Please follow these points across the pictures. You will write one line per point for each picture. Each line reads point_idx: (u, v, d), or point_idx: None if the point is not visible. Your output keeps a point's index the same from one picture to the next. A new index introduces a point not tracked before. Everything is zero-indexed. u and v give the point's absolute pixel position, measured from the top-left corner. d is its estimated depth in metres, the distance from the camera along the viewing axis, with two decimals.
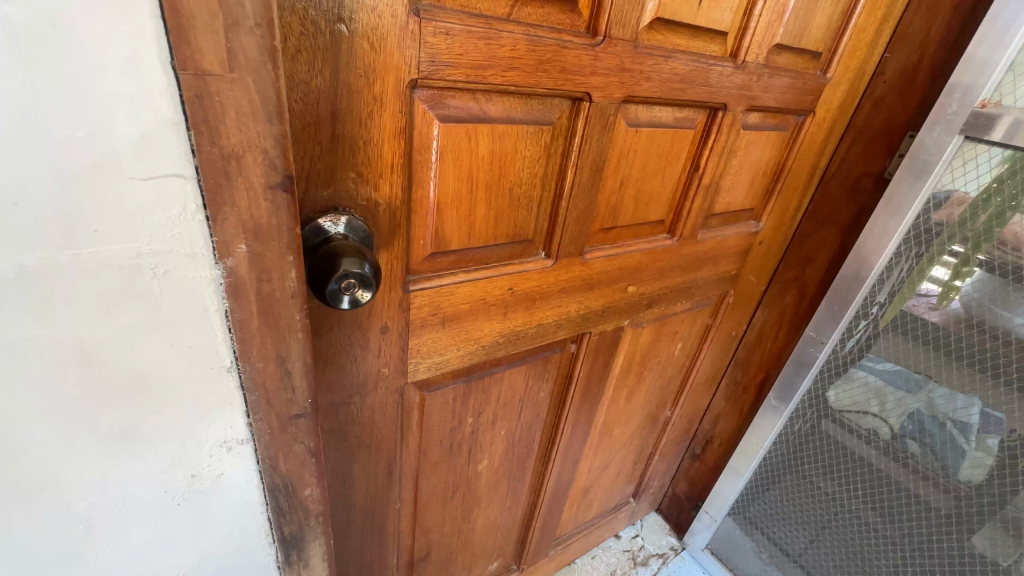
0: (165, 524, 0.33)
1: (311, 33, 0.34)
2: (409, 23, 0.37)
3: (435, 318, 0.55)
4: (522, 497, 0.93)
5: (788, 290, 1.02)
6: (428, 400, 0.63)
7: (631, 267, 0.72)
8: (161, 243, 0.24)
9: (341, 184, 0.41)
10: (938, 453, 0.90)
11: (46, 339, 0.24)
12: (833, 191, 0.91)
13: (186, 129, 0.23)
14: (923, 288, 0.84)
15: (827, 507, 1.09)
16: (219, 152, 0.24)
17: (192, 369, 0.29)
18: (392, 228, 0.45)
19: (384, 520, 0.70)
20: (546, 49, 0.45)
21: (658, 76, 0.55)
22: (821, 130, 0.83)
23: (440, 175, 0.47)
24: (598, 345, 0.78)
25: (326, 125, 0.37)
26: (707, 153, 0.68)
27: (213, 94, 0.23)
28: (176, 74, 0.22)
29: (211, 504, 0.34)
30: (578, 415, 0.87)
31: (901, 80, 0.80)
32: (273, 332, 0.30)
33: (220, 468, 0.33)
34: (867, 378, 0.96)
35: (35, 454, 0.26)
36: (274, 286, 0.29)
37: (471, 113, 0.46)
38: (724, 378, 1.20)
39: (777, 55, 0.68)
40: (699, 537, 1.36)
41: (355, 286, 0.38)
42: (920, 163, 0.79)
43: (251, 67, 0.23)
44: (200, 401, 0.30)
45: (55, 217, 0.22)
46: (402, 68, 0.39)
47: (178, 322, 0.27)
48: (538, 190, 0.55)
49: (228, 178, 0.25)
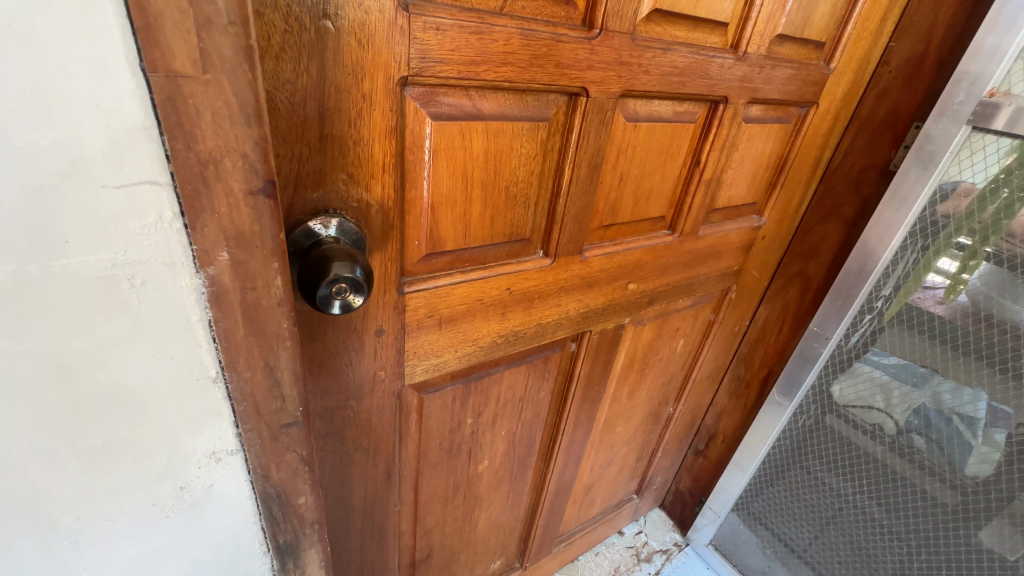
0: (155, 537, 0.32)
1: (295, 30, 0.33)
2: (397, 18, 0.36)
3: (432, 319, 0.54)
4: (525, 496, 0.93)
5: (791, 284, 1.01)
6: (426, 402, 0.62)
7: (631, 264, 0.70)
8: (138, 252, 0.24)
9: (331, 186, 0.40)
10: (945, 448, 0.89)
11: (21, 354, 0.23)
12: (837, 183, 0.90)
13: (160, 134, 0.22)
14: (929, 281, 0.82)
15: (832, 502, 1.08)
16: (195, 157, 0.23)
17: (176, 381, 0.28)
18: (385, 229, 0.45)
19: (385, 522, 0.69)
20: (541, 43, 0.44)
21: (657, 69, 0.54)
22: (825, 122, 0.82)
23: (433, 174, 0.46)
24: (599, 343, 0.77)
25: (314, 125, 0.36)
26: (708, 147, 0.67)
27: (186, 97, 0.22)
28: (146, 77, 0.21)
29: (202, 516, 0.33)
30: (579, 413, 0.86)
31: (907, 70, 0.78)
32: (260, 340, 0.30)
33: (210, 479, 0.32)
34: (872, 373, 0.95)
35: (15, 472, 0.25)
36: (259, 294, 0.28)
37: (465, 110, 0.45)
38: (727, 374, 1.19)
39: (779, 46, 0.66)
40: (703, 533, 1.36)
41: (346, 291, 0.37)
42: (926, 154, 0.77)
43: (227, 68, 0.22)
44: (186, 413, 0.29)
45: (23, 229, 0.21)
46: (391, 66, 0.37)
47: (158, 333, 0.26)
48: (535, 188, 0.54)
49: (207, 184, 0.24)
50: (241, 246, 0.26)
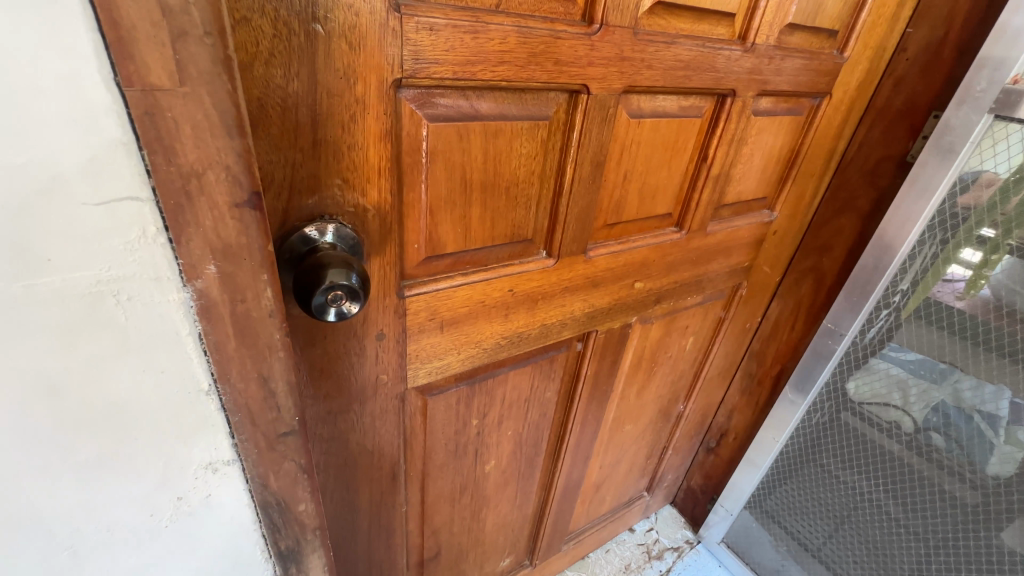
0: (154, 547, 0.32)
1: (284, 35, 0.32)
2: (389, 20, 0.35)
3: (433, 322, 0.53)
4: (532, 495, 0.92)
5: (804, 280, 0.99)
6: (430, 404, 0.62)
7: (637, 263, 0.69)
8: (122, 268, 0.23)
9: (326, 191, 0.39)
10: (965, 447, 0.87)
11: (10, 372, 0.23)
12: (852, 176, 0.87)
13: (139, 148, 0.22)
14: (948, 274, 0.80)
15: (848, 500, 1.06)
16: (177, 170, 0.23)
17: (169, 394, 0.28)
18: (383, 234, 0.44)
19: (391, 523, 0.69)
20: (539, 40, 0.43)
21: (661, 64, 0.52)
22: (839, 112, 0.79)
23: (431, 176, 0.45)
24: (606, 343, 0.76)
25: (307, 131, 0.36)
26: (715, 141, 0.65)
27: (165, 110, 0.21)
28: (122, 90, 0.20)
29: (201, 525, 0.33)
30: (587, 413, 0.85)
31: (925, 57, 0.75)
32: (252, 352, 0.29)
33: (208, 489, 0.32)
34: (889, 369, 0.92)
35: (9, 487, 0.25)
36: (250, 306, 0.28)
37: (462, 111, 0.44)
38: (739, 371, 1.17)
39: (789, 35, 0.64)
40: (715, 531, 1.34)
41: (342, 298, 0.37)
42: (946, 144, 0.74)
43: (204, 79, 0.21)
44: (181, 425, 0.29)
45: (5, 248, 0.21)
46: (384, 68, 0.37)
47: (148, 347, 0.26)
48: (536, 188, 0.53)
49: (190, 198, 0.23)
50: (230, 259, 0.26)
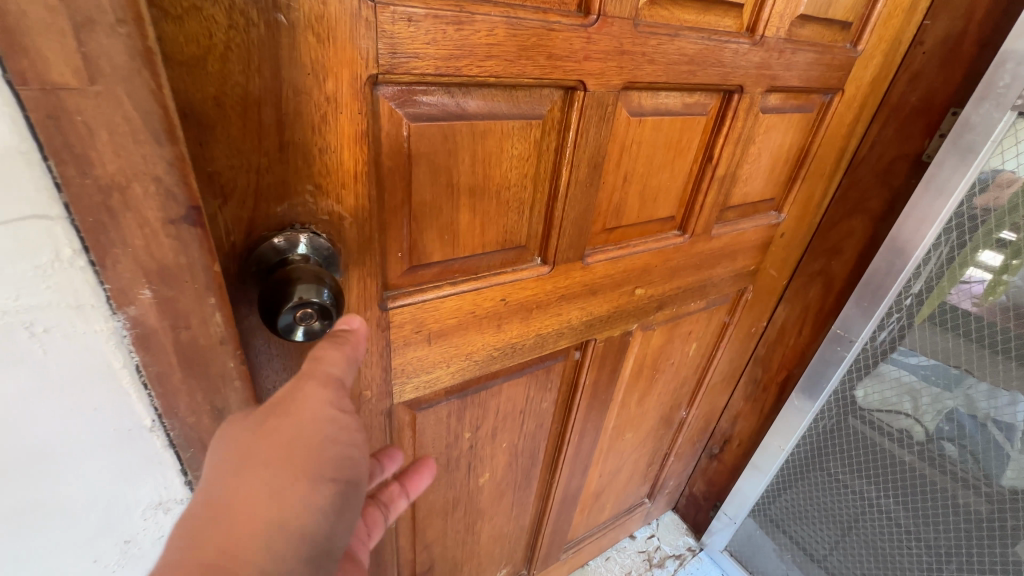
0: (95, 509, 0.36)
1: (241, 27, 0.29)
2: (362, 9, 0.32)
3: (420, 335, 0.50)
4: (529, 505, 0.89)
5: (812, 283, 0.95)
6: (419, 419, 0.59)
7: (637, 269, 0.66)
8: (38, 264, 0.26)
9: (297, 198, 0.36)
10: (980, 458, 0.85)
11: None
12: (863, 176, 0.83)
13: (42, 158, 0.23)
14: (966, 277, 0.76)
15: (852, 507, 1.04)
16: (93, 183, 0.24)
17: (93, 378, 0.31)
18: (362, 243, 0.41)
19: (380, 541, 0.66)
20: (530, 32, 0.40)
21: (663, 58, 0.49)
22: (851, 109, 0.75)
23: (414, 181, 0.42)
24: (605, 351, 0.73)
25: (273, 133, 0.33)
26: (721, 140, 0.61)
27: (73, 112, 0.22)
28: (12, 91, 0.21)
29: (140, 496, 0.37)
30: (586, 423, 0.82)
31: (943, 51, 0.71)
32: (200, 377, 0.31)
33: (144, 465, 0.36)
34: (899, 375, 0.89)
35: None
36: (197, 333, 0.30)
37: (447, 110, 0.40)
38: (744, 376, 1.13)
39: (800, 28, 0.60)
40: (718, 538, 1.31)
41: (313, 317, 0.33)
42: (966, 142, 0.71)
43: (121, 75, 0.22)
44: (108, 405, 0.32)
45: None
46: (358, 63, 0.33)
47: (68, 380, 0.30)
48: (529, 191, 0.49)
49: (111, 212, 0.25)
50: (170, 284, 0.28)
